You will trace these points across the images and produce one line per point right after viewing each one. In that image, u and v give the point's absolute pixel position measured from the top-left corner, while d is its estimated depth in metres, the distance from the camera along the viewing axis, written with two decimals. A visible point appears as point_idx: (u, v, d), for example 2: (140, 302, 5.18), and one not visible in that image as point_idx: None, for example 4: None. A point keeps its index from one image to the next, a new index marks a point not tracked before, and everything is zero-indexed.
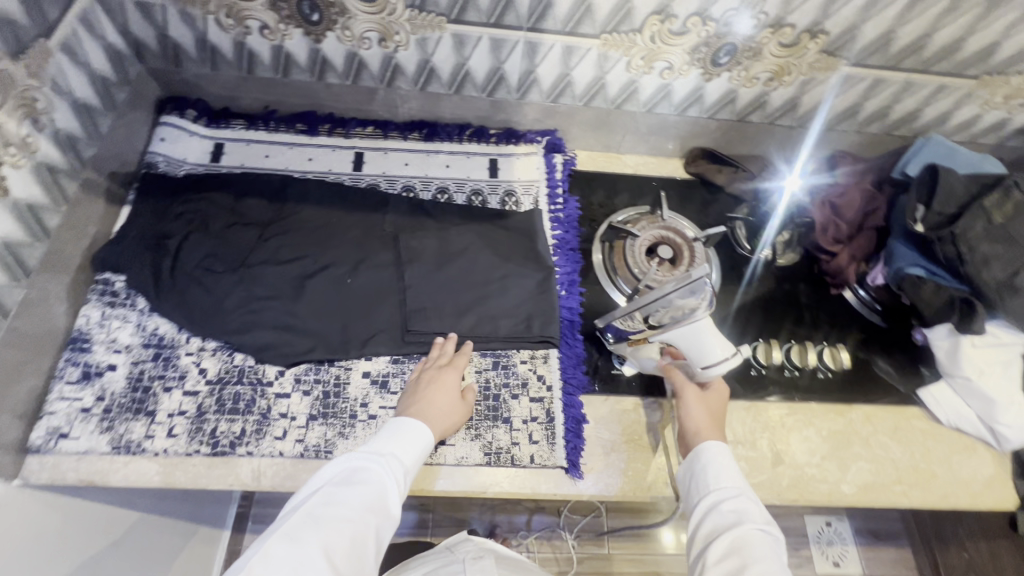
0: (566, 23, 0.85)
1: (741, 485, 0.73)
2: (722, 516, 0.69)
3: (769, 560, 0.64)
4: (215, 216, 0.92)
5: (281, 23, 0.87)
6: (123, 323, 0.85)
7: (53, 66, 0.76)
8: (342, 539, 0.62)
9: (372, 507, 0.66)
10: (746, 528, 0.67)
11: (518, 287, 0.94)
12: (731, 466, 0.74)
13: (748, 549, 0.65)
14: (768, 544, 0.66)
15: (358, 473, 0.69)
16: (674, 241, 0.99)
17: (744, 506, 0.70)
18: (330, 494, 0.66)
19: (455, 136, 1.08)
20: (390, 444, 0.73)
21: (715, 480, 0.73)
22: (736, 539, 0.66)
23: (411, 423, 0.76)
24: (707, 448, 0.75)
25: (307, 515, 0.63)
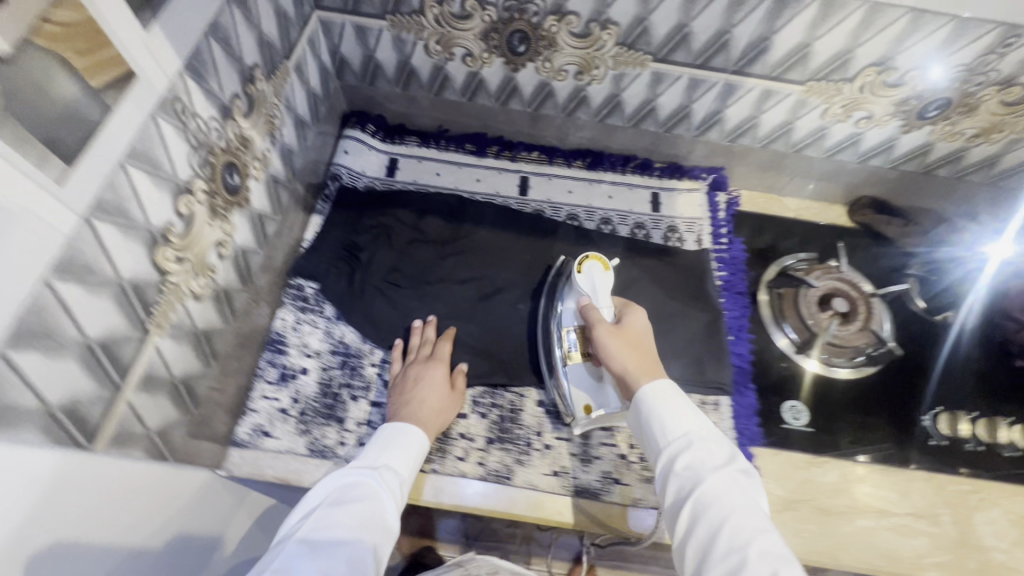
0: (776, 68, 0.84)
1: (700, 426, 0.67)
2: (686, 468, 0.63)
3: (740, 507, 0.58)
4: (398, 232, 0.95)
5: (485, 52, 0.88)
6: (313, 328, 0.89)
7: (288, 85, 0.81)
8: (340, 561, 0.55)
9: (370, 523, 0.61)
10: (707, 476, 0.61)
11: (687, 328, 0.93)
12: (676, 407, 0.68)
13: (717, 501, 0.59)
14: (737, 486, 0.60)
15: (349, 492, 0.63)
16: (849, 294, 0.95)
17: (699, 456, 0.64)
18: (325, 517, 0.59)
19: (619, 167, 1.08)
20: (381, 454, 0.70)
21: (676, 427, 0.67)
22: (701, 490, 0.60)
23: (401, 429, 0.73)
24: (641, 392, 0.70)
25: (299, 539, 0.57)
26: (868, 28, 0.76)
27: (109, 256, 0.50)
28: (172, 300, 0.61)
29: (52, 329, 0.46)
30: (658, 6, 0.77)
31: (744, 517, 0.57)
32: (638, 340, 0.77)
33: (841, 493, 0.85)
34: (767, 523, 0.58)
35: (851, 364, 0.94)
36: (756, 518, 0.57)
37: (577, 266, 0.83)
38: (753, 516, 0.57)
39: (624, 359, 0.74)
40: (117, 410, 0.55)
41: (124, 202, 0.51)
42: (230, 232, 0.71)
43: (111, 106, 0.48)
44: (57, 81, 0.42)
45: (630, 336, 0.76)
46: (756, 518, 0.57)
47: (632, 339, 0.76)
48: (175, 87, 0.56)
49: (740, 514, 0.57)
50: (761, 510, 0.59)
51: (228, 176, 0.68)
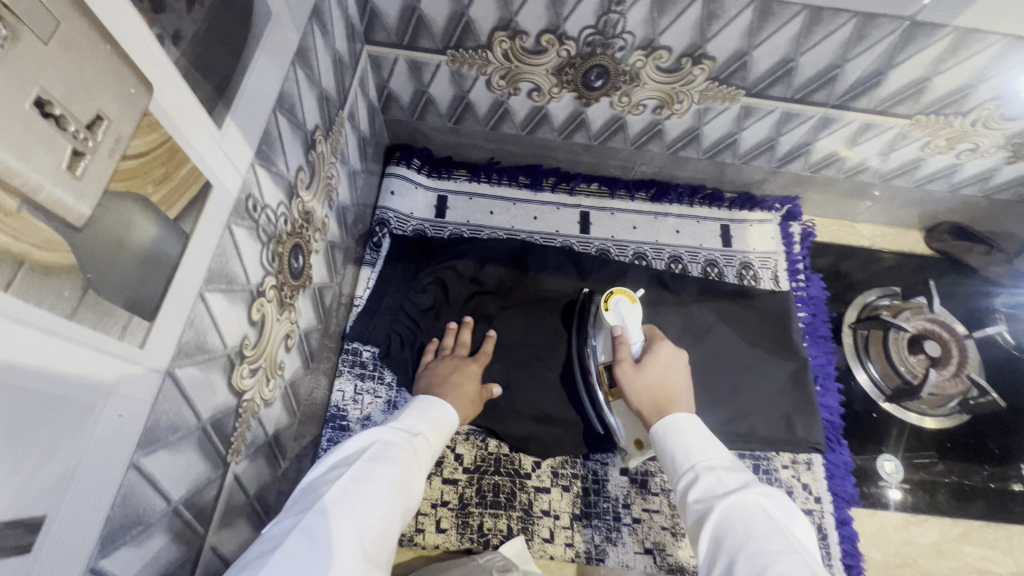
0: (883, 103, 0.75)
1: (713, 452, 0.59)
2: (699, 500, 0.54)
3: (758, 531, 0.48)
4: (457, 285, 0.86)
5: (556, 86, 0.79)
6: (374, 398, 0.81)
7: (342, 137, 0.71)
8: (373, 521, 0.47)
9: (403, 486, 0.52)
10: (720, 502, 0.52)
11: (772, 379, 0.86)
12: (695, 435, 0.61)
13: (741, 520, 0.50)
14: (759, 510, 0.50)
15: (389, 447, 0.55)
16: (940, 336, 0.89)
17: (722, 480, 0.55)
18: (363, 469, 0.51)
19: (685, 197, 1.01)
20: (417, 422, 0.61)
21: (686, 456, 0.59)
22: (716, 520, 0.51)
23: (435, 403, 0.66)
24: (657, 430, 0.64)
25: (334, 493, 0.48)
26: (1000, 63, 0.67)
27: (192, 403, 0.42)
28: (248, 418, 0.53)
29: (140, 512, 0.38)
30: (765, 41, 0.67)
31: (778, 544, 0.47)
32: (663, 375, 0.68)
33: (943, 553, 0.81)
34: (798, 546, 0.47)
35: (943, 411, 0.89)
36: (775, 540, 0.47)
37: (602, 301, 0.75)
38: (779, 540, 0.47)
39: (647, 405, 0.66)
40: (202, 560, 0.48)
41: (204, 335, 0.43)
42: (295, 319, 0.63)
43: (189, 233, 0.39)
44: (138, 228, 0.33)
45: (652, 373, 0.68)
46: (779, 539, 0.47)
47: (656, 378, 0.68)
48: (247, 183, 0.47)
49: (758, 539, 0.47)
50: (791, 534, 0.49)
51: (294, 260, 0.60)
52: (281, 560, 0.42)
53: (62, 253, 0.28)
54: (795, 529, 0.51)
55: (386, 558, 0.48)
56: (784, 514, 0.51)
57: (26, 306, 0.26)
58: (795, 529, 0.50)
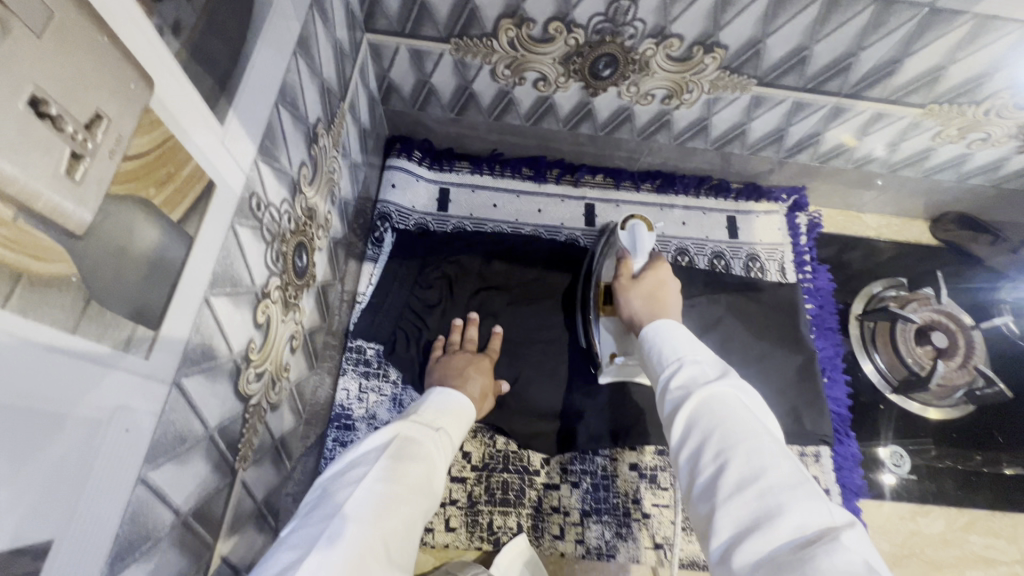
0: (896, 92, 0.74)
1: (701, 350, 0.54)
2: (679, 386, 0.50)
3: (735, 414, 0.45)
4: (462, 280, 0.84)
5: (563, 76, 0.77)
6: (379, 396, 0.80)
7: (344, 130, 0.69)
8: (398, 527, 0.46)
9: (423, 486, 0.51)
10: (702, 387, 0.48)
11: (781, 373, 0.85)
12: (686, 336, 0.56)
13: (719, 412, 0.46)
14: (740, 407, 0.47)
15: (409, 441, 0.54)
16: (948, 327, 0.90)
17: (705, 371, 0.51)
18: (385, 470, 0.50)
19: (691, 188, 0.99)
20: (438, 415, 0.60)
21: (671, 351, 0.55)
22: (695, 405, 0.48)
23: (454, 396, 0.65)
24: (647, 331, 0.60)
25: (361, 494, 0.47)
26: (1016, 51, 0.66)
27: (199, 412, 0.41)
28: (254, 423, 0.52)
29: (150, 528, 0.37)
30: (780, 28, 0.66)
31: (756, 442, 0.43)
32: (660, 287, 0.67)
33: (949, 543, 0.82)
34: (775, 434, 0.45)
35: (948, 402, 0.89)
36: (752, 422, 0.45)
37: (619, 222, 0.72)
38: (756, 424, 0.45)
39: (640, 309, 0.65)
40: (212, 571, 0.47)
41: (210, 342, 0.41)
42: (300, 319, 0.61)
43: (193, 237, 0.37)
44: (140, 233, 0.31)
45: (650, 284, 0.67)
46: (754, 423, 0.45)
47: (651, 288, 0.66)
48: (251, 181, 0.44)
49: (736, 420, 0.45)
50: (766, 423, 0.47)
51: (298, 258, 0.58)
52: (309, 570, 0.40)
53: (63, 265, 0.26)
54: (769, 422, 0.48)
55: (409, 558, 0.47)
56: (761, 405, 0.49)
57: (26, 324, 0.24)
58: (768, 419, 0.48)
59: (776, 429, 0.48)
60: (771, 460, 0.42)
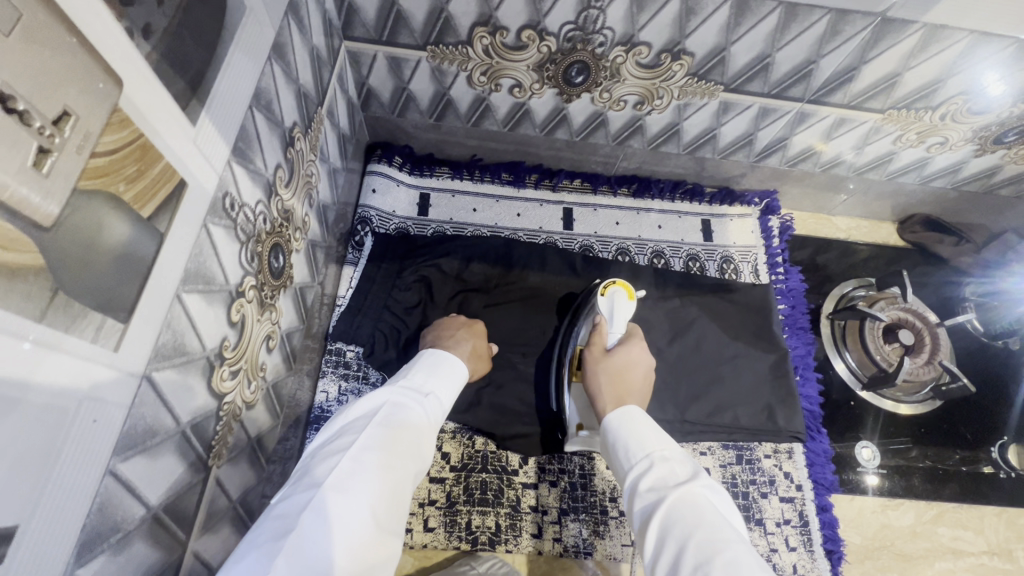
0: (856, 98, 0.77)
1: (665, 444, 0.59)
2: (651, 489, 0.55)
3: (707, 520, 0.49)
4: (441, 283, 0.86)
5: (537, 83, 0.79)
6: (359, 398, 0.81)
7: (322, 134, 0.70)
8: (386, 491, 0.47)
9: (412, 452, 0.53)
10: (671, 493, 0.53)
11: (755, 371, 0.87)
12: (650, 428, 0.61)
13: (690, 514, 0.50)
14: (708, 506, 0.51)
15: (396, 409, 0.55)
16: (914, 325, 0.92)
17: (672, 472, 0.56)
18: (372, 436, 0.51)
19: (667, 193, 1.02)
20: (428, 380, 0.62)
21: (639, 447, 0.59)
22: (666, 513, 0.51)
23: (444, 357, 0.66)
24: (610, 421, 0.64)
25: (354, 458, 0.48)
26: (967, 58, 0.69)
27: (170, 406, 0.41)
28: (229, 421, 0.52)
29: (118, 519, 0.37)
30: (742, 36, 0.68)
31: (726, 546, 0.47)
32: (626, 364, 0.70)
33: (919, 535, 0.83)
34: (745, 540, 0.49)
35: (917, 397, 0.92)
36: (724, 531, 0.48)
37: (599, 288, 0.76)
38: (728, 531, 0.48)
39: (605, 385, 0.68)
40: (184, 567, 0.47)
41: (182, 338, 0.42)
42: (277, 320, 0.62)
43: (164, 233, 0.38)
44: (109, 227, 0.32)
45: (616, 361, 0.70)
46: (725, 530, 0.48)
47: (618, 364, 0.70)
48: (224, 181, 0.46)
49: (707, 527, 0.48)
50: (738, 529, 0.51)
51: (274, 259, 0.59)
52: (298, 540, 0.40)
53: (30, 255, 0.27)
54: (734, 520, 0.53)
55: (401, 514, 0.49)
56: (727, 506, 0.53)
57: None
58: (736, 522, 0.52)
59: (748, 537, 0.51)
60: (745, 567, 0.45)
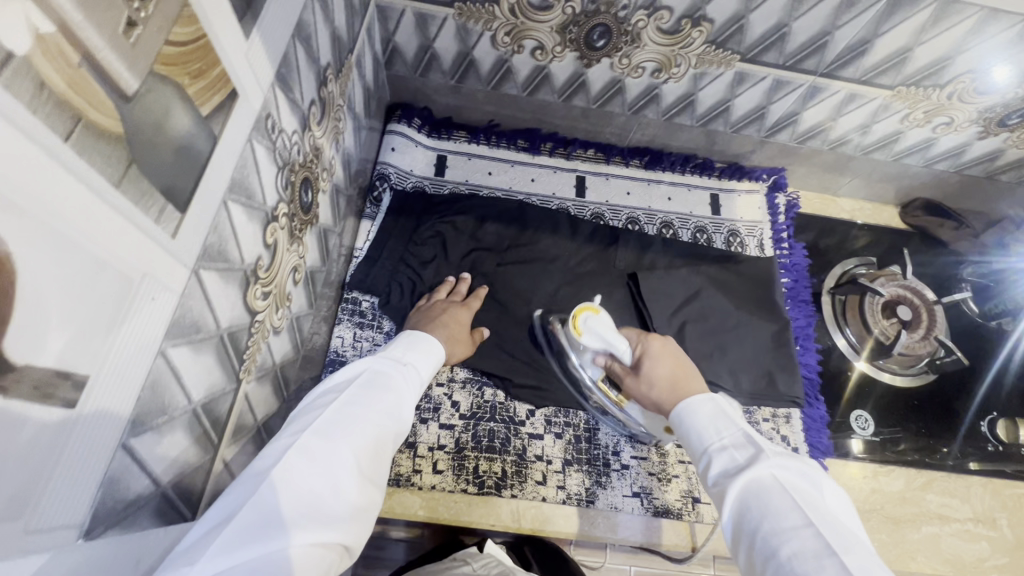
0: (868, 72, 0.79)
1: (726, 430, 0.60)
2: (715, 480, 0.57)
3: (775, 510, 0.50)
4: (457, 240, 0.88)
5: (559, 45, 0.81)
6: (373, 346, 0.83)
7: (350, 83, 0.72)
8: (367, 440, 0.49)
9: (392, 411, 0.54)
10: (734, 484, 0.54)
11: (757, 339, 0.90)
12: (710, 412, 0.62)
13: (757, 509, 0.51)
14: (774, 490, 0.52)
15: (377, 375, 0.56)
16: (912, 301, 0.95)
17: (735, 458, 0.57)
18: (355, 394, 0.52)
19: (678, 167, 1.04)
20: (407, 351, 0.64)
21: (699, 438, 0.61)
22: (733, 504, 0.53)
23: (423, 337, 0.68)
24: (674, 417, 0.65)
25: (338, 411, 0.49)
26: (977, 35, 0.72)
27: (212, 308, 0.44)
28: (259, 341, 0.55)
29: (166, 403, 0.39)
30: (761, 4, 0.71)
31: (796, 538, 0.48)
32: (663, 368, 0.69)
33: (907, 501, 0.86)
34: (819, 517, 0.49)
35: (912, 371, 0.95)
36: (794, 516, 0.49)
37: (573, 329, 0.73)
38: (796, 516, 0.49)
39: (658, 402, 0.68)
40: (215, 471, 0.49)
41: (225, 244, 0.44)
42: (303, 254, 0.64)
43: (217, 135, 0.40)
44: (174, 115, 0.34)
45: (654, 374, 0.69)
46: (794, 515, 0.49)
47: (658, 374, 0.69)
48: (268, 102, 0.48)
49: (774, 519, 0.50)
50: (814, 502, 0.51)
51: (304, 194, 0.61)
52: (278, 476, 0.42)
53: (112, 121, 0.29)
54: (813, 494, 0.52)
55: (381, 471, 0.50)
56: (802, 482, 0.53)
57: (81, 165, 0.27)
58: (819, 497, 0.52)
59: (833, 510, 0.51)
60: (811, 554, 0.46)
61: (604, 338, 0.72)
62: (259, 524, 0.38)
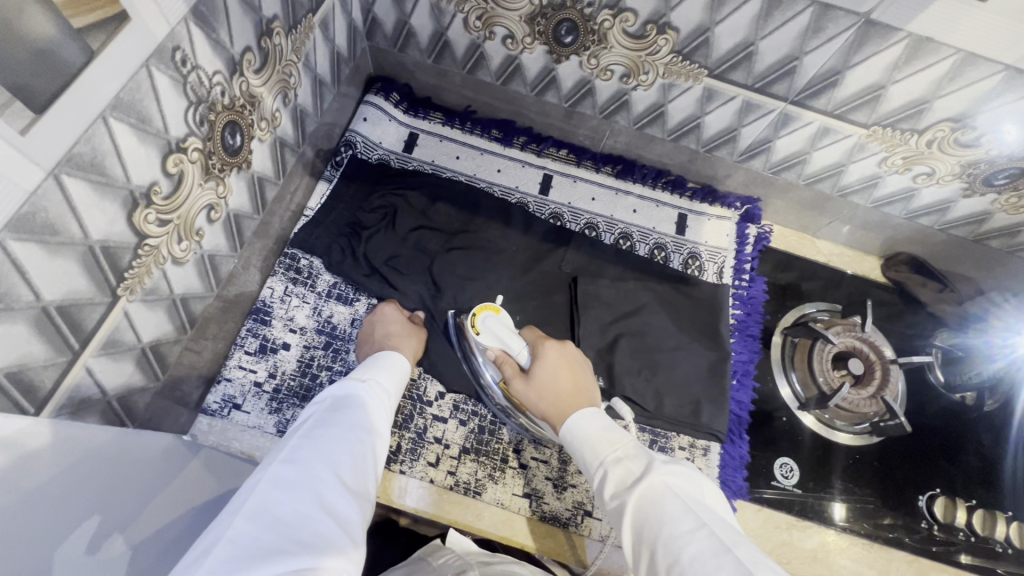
0: (840, 106, 0.76)
1: (617, 443, 0.62)
2: (615, 495, 0.58)
3: (669, 514, 0.52)
4: (404, 215, 0.89)
5: (528, 36, 0.81)
6: (301, 303, 0.85)
7: (310, 42, 0.74)
8: (341, 455, 0.54)
9: (362, 426, 0.60)
10: (632, 494, 0.56)
11: (689, 365, 0.87)
12: (602, 426, 0.64)
13: (653, 518, 0.53)
14: (668, 496, 0.54)
15: (343, 400, 0.62)
16: (865, 354, 0.90)
17: (629, 470, 0.58)
18: (325, 421, 0.58)
19: (650, 180, 1.02)
20: (370, 368, 0.69)
21: (593, 455, 0.62)
22: (633, 514, 0.55)
23: (385, 354, 0.73)
24: (564, 431, 0.66)
25: (307, 437, 0.55)
26: (955, 79, 0.67)
27: (78, 216, 0.46)
28: (151, 264, 0.57)
29: (5, 292, 0.41)
30: (727, 18, 0.69)
31: (694, 538, 0.49)
32: (552, 373, 0.72)
33: (818, 561, 0.82)
34: (707, 517, 0.52)
35: (856, 429, 0.89)
36: (686, 520, 0.51)
37: (471, 327, 0.76)
38: (688, 520, 0.51)
39: (548, 406, 0.70)
40: (74, 376, 0.52)
41: (102, 159, 0.46)
42: (224, 195, 0.66)
43: (95, 51, 0.42)
44: (28, 18, 0.36)
45: (542, 377, 0.71)
46: (687, 517, 0.51)
47: (547, 377, 0.71)
48: (176, 35, 0.50)
49: (671, 525, 0.51)
50: (700, 503, 0.54)
51: (229, 136, 0.63)
52: (259, 504, 0.46)
53: None
54: (700, 494, 0.55)
55: (366, 482, 0.56)
56: (691, 485, 0.56)
57: None
58: (703, 498, 0.55)
59: (714, 506, 0.55)
60: (706, 552, 0.48)
61: (500, 334, 0.74)
62: (257, 545, 0.42)
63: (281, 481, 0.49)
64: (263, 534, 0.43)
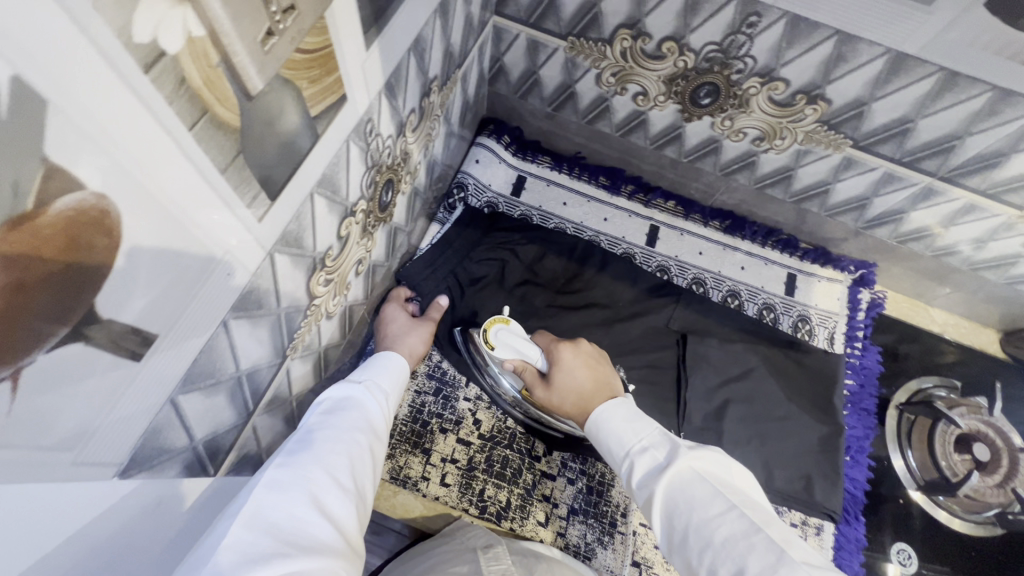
0: (996, 185, 0.72)
1: (643, 432, 0.57)
2: (642, 483, 0.54)
3: (700, 498, 0.49)
4: (517, 262, 0.89)
5: (663, 95, 0.80)
6: None
7: (452, 94, 0.75)
8: (340, 458, 0.47)
9: (361, 429, 0.53)
10: (658, 481, 0.52)
11: (804, 437, 0.84)
12: (630, 416, 0.59)
13: (682, 502, 0.49)
14: (698, 481, 0.50)
15: (340, 404, 0.56)
16: (993, 440, 0.88)
17: (656, 457, 0.54)
18: (323, 424, 0.51)
19: (759, 237, 0.99)
20: (365, 372, 0.64)
21: (619, 444, 0.58)
22: (661, 500, 0.51)
23: (385, 359, 0.69)
24: (596, 435, 0.61)
25: (304, 441, 0.48)
26: None
27: (277, 288, 0.46)
28: (312, 322, 0.58)
29: (217, 369, 0.42)
30: (889, 95, 0.66)
31: (726, 521, 0.46)
32: (574, 378, 0.66)
33: None
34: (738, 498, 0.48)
35: (976, 518, 0.85)
36: (716, 502, 0.48)
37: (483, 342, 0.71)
38: (718, 502, 0.47)
39: (570, 408, 0.66)
40: (243, 435, 0.52)
41: (302, 232, 0.47)
42: (370, 249, 0.67)
43: (320, 134, 0.43)
44: (287, 115, 0.37)
45: (560, 385, 0.66)
46: (717, 500, 0.48)
47: (568, 385, 0.66)
48: (372, 108, 0.50)
49: (703, 510, 0.48)
50: (731, 487, 0.50)
51: (384, 194, 0.64)
52: (255, 509, 0.39)
53: (234, 115, 0.32)
54: (729, 477, 0.52)
55: (365, 487, 0.49)
56: (720, 466, 0.52)
57: (199, 153, 0.30)
58: (732, 480, 0.52)
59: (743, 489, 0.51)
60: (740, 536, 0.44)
61: (508, 343, 0.70)
62: (255, 548, 0.35)
63: (277, 482, 0.42)
64: (260, 539, 0.36)
